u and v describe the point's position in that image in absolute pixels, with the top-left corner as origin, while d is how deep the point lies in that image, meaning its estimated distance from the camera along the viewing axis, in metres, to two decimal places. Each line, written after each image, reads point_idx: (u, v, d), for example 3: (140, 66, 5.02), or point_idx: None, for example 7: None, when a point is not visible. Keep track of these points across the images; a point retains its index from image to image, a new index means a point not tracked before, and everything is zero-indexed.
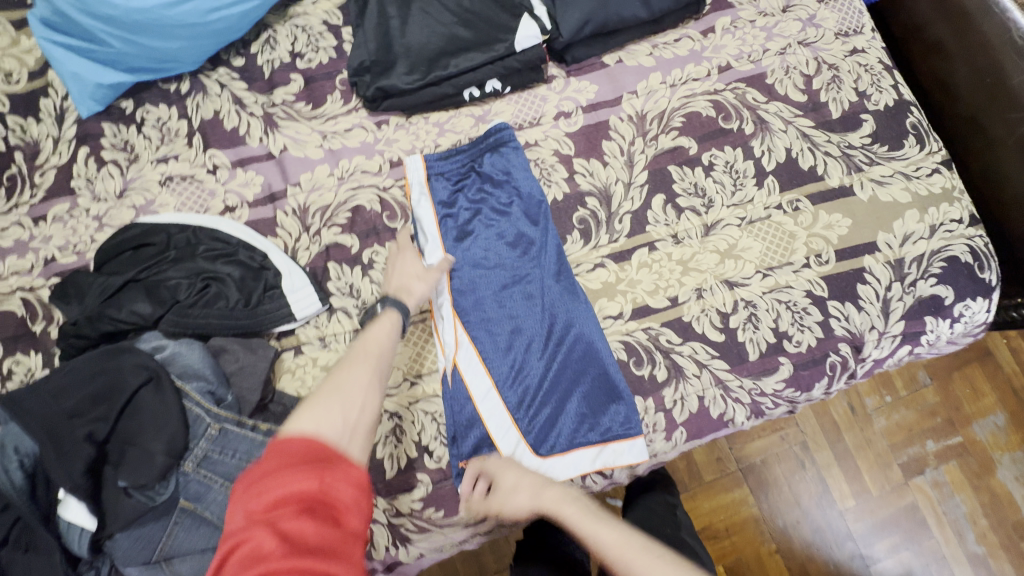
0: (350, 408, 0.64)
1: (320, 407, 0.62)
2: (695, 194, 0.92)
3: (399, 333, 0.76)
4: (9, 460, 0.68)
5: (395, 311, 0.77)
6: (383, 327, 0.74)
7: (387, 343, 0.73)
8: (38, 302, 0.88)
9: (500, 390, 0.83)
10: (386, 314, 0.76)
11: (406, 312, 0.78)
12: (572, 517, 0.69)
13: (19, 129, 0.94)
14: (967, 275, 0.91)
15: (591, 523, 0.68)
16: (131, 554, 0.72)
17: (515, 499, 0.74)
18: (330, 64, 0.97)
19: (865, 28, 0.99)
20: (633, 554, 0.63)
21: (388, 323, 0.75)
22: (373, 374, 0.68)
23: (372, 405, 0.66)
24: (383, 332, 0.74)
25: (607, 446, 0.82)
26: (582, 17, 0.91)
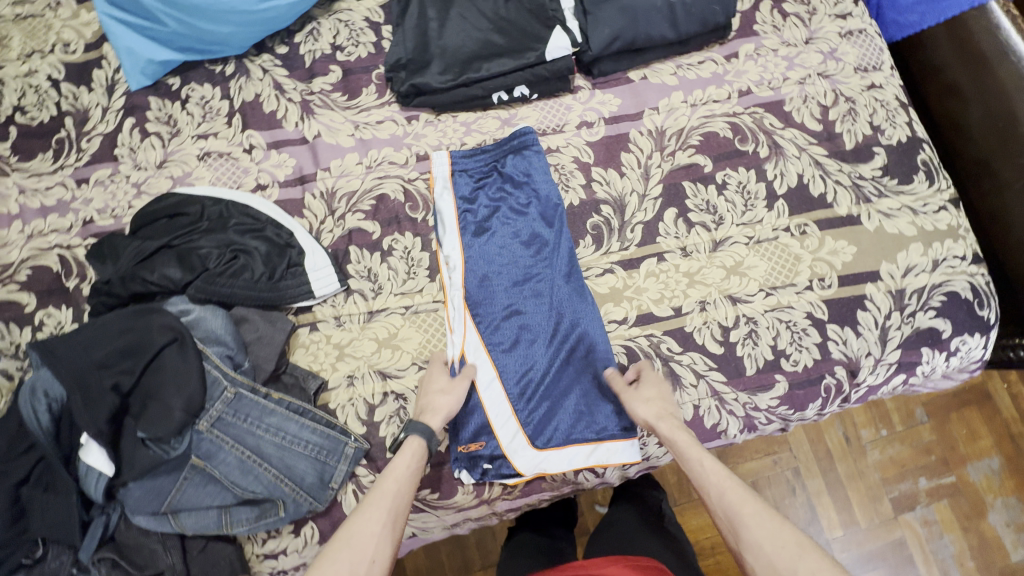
0: (359, 561, 0.63)
1: (331, 566, 0.62)
2: (706, 211, 0.96)
3: (421, 463, 0.76)
4: (39, 404, 0.73)
5: (418, 438, 0.77)
6: (404, 458, 0.75)
7: (406, 477, 0.73)
8: (74, 260, 0.93)
9: (503, 381, 0.86)
10: (409, 442, 0.77)
11: (430, 435, 0.78)
12: (679, 441, 0.75)
13: (71, 96, 1.00)
14: (966, 311, 0.93)
15: (694, 452, 0.73)
16: (141, 503, 0.76)
17: (635, 410, 0.81)
18: (368, 58, 1.02)
19: (885, 65, 1.02)
20: (727, 488, 0.68)
21: (410, 453, 0.76)
22: (388, 519, 0.68)
23: (384, 554, 0.65)
24: (403, 464, 0.74)
25: (601, 443, 0.86)
26: (611, 33, 0.95)
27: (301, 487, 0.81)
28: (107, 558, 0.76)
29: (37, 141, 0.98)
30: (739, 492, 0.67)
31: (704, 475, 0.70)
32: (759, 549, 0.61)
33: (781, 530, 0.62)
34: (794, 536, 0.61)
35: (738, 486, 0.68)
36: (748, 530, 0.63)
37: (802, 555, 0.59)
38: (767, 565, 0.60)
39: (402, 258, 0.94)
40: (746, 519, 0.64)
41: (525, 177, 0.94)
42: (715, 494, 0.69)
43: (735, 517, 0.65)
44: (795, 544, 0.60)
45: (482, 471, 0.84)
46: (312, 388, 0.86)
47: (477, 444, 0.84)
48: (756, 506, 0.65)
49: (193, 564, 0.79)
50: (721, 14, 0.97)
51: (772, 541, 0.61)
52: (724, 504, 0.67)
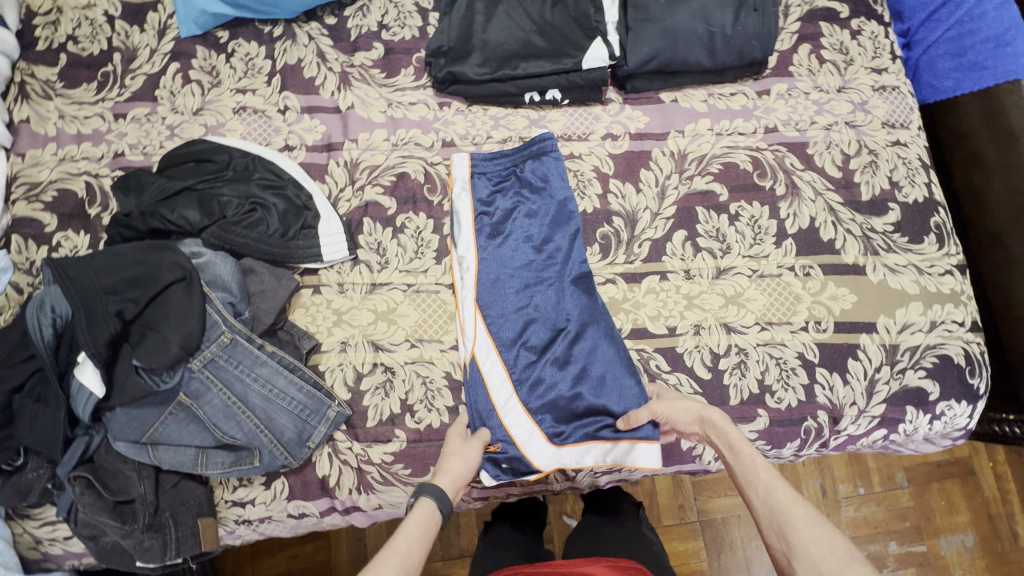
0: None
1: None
2: (715, 238, 0.97)
3: (431, 526, 0.70)
4: (45, 318, 0.76)
5: (430, 500, 0.72)
6: (416, 519, 0.69)
7: (415, 539, 0.67)
8: (99, 189, 0.96)
9: (516, 383, 0.87)
10: (424, 502, 0.72)
11: (442, 498, 0.73)
12: (732, 438, 0.77)
13: (123, 34, 1.03)
14: (957, 377, 0.94)
15: (746, 449, 0.75)
16: (125, 429, 0.79)
17: (679, 413, 0.83)
18: (411, 41, 1.05)
19: (912, 124, 1.04)
20: (778, 489, 0.70)
21: (422, 514, 0.70)
22: None
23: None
24: (414, 524, 0.69)
25: (619, 443, 0.87)
26: (649, 53, 0.97)
27: (280, 441, 0.83)
28: (82, 478, 0.77)
29: (83, 71, 1.01)
30: (789, 495, 0.69)
31: (755, 473, 0.72)
32: (805, 551, 0.63)
33: (832, 538, 0.63)
34: (843, 545, 0.62)
35: (788, 488, 0.70)
36: (796, 532, 0.65)
37: (849, 564, 0.60)
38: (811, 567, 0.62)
39: (412, 237, 0.96)
40: (795, 521, 0.66)
41: (545, 177, 0.96)
42: (763, 492, 0.70)
43: (782, 517, 0.67)
44: (845, 554, 0.62)
45: (502, 469, 0.86)
46: (305, 347, 0.89)
47: (495, 445, 0.85)
48: (805, 510, 0.67)
49: (163, 498, 0.81)
50: (759, 51, 0.98)
51: (821, 547, 0.63)
52: (771, 502, 0.69)
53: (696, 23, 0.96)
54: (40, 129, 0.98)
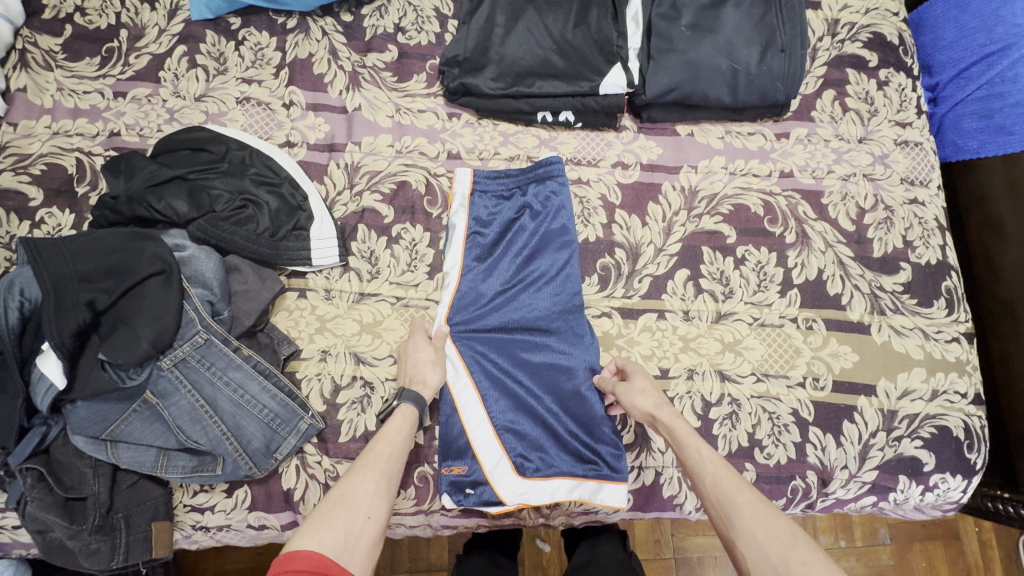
0: (356, 515, 0.65)
1: (325, 521, 0.63)
2: (718, 280, 0.94)
3: (411, 427, 0.78)
4: (11, 300, 0.72)
5: (410, 406, 0.78)
6: (397, 423, 0.77)
7: (398, 440, 0.75)
8: (90, 167, 0.93)
9: (492, 410, 0.84)
10: (401, 408, 0.78)
11: (419, 403, 0.79)
12: (678, 431, 0.76)
13: (133, 11, 1.00)
14: (954, 450, 0.90)
15: (692, 442, 0.74)
16: (84, 423, 0.75)
17: (633, 403, 0.79)
18: (426, 47, 1.02)
19: (932, 183, 1.01)
20: (723, 478, 0.70)
21: (402, 419, 0.77)
22: (380, 483, 0.70)
23: (377, 514, 0.67)
24: (394, 428, 0.76)
25: (589, 481, 0.83)
26: (668, 84, 0.94)
27: (245, 449, 0.80)
28: (34, 469, 0.74)
29: (88, 45, 0.98)
30: (737, 484, 0.69)
31: (702, 466, 0.72)
32: (752, 537, 0.64)
33: (773, 522, 0.64)
34: (788, 528, 0.63)
35: (735, 478, 0.70)
36: (742, 518, 0.66)
37: (792, 546, 0.61)
38: (757, 551, 0.63)
39: (406, 249, 0.93)
40: (741, 508, 0.67)
41: (552, 201, 0.92)
42: (710, 483, 0.70)
43: (729, 505, 0.68)
44: (787, 536, 0.63)
45: (464, 495, 0.83)
46: (284, 353, 0.85)
47: (461, 468, 0.83)
48: (750, 496, 0.68)
49: (118, 498, 0.77)
50: (782, 93, 0.95)
51: (766, 532, 0.64)
52: (718, 491, 0.69)
53: (720, 58, 0.93)
54: (36, 100, 0.95)
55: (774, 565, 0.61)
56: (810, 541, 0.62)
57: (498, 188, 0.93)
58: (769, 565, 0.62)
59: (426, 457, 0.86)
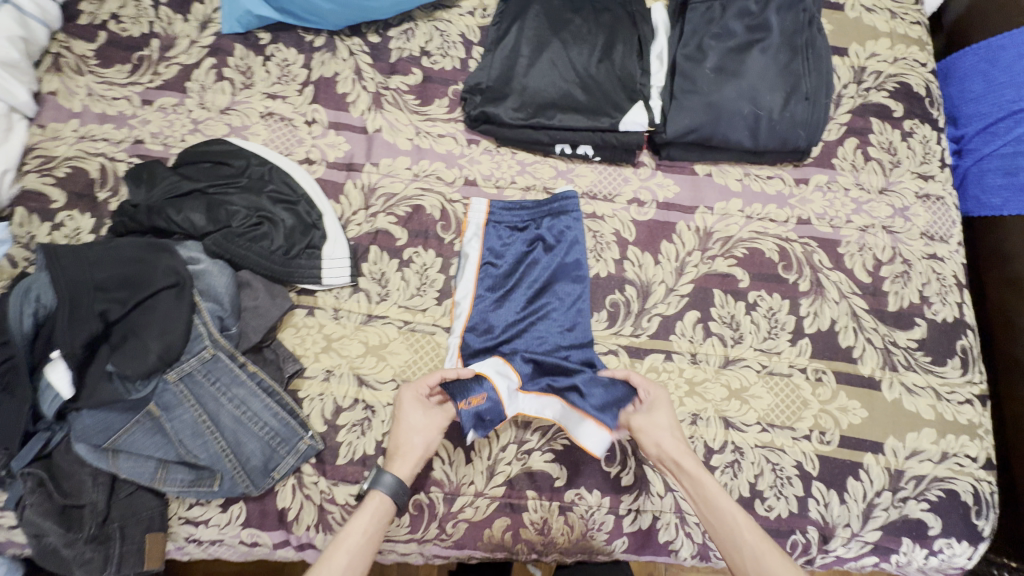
0: None
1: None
2: (728, 324, 0.93)
3: (382, 517, 0.74)
4: (27, 306, 0.74)
5: (381, 493, 0.75)
6: (367, 514, 0.73)
7: (363, 539, 0.71)
8: (112, 172, 0.94)
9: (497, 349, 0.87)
10: (374, 498, 0.75)
11: (396, 489, 0.75)
12: (710, 489, 0.75)
13: (166, 22, 1.02)
14: (960, 515, 0.88)
15: (730, 507, 0.74)
16: (88, 432, 0.76)
17: (653, 439, 0.80)
18: (450, 72, 1.02)
19: (952, 239, 0.99)
20: (764, 557, 0.71)
21: (372, 508, 0.74)
22: None
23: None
24: (360, 523, 0.73)
25: (575, 411, 0.83)
26: (689, 125, 0.94)
27: (244, 467, 0.80)
28: (34, 475, 0.74)
29: (120, 52, 1.00)
30: (777, 560, 0.70)
31: (739, 531, 0.73)
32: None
33: None
34: None
35: (776, 553, 0.71)
36: None
37: None
38: None
39: (416, 273, 0.93)
40: None
41: (565, 236, 0.92)
42: (748, 556, 0.71)
43: None
44: None
45: (483, 425, 0.81)
46: (288, 371, 0.86)
47: (478, 398, 0.79)
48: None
49: (114, 508, 0.77)
50: (804, 140, 0.94)
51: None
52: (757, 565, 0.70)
53: (742, 103, 0.93)
54: (66, 103, 0.97)
55: None
56: None
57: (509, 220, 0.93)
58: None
59: (422, 487, 0.85)
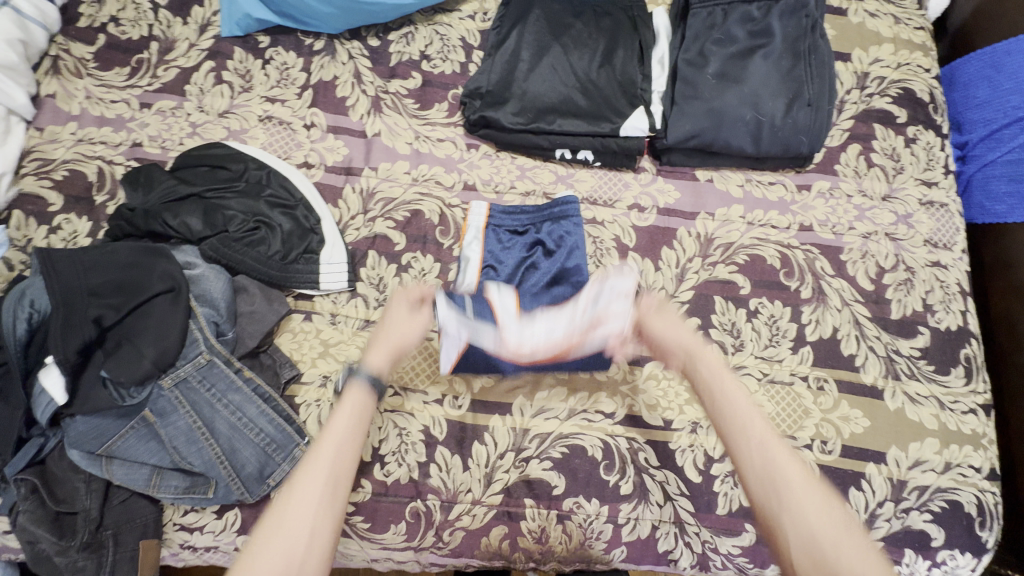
0: (292, 554, 0.54)
1: (260, 554, 0.54)
2: (729, 332, 0.92)
3: (365, 410, 0.66)
4: (21, 311, 0.74)
5: (363, 385, 0.67)
6: (347, 407, 0.65)
7: (343, 431, 0.63)
8: (110, 175, 0.94)
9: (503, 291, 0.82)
10: (354, 390, 0.67)
11: (377, 383, 0.69)
12: (719, 380, 0.66)
13: (165, 25, 1.02)
14: (964, 526, 0.87)
15: (739, 399, 0.63)
16: (81, 438, 0.75)
17: (664, 333, 0.72)
18: (450, 76, 1.02)
19: (956, 246, 0.98)
20: (776, 450, 0.58)
21: (351, 397, 0.66)
22: (320, 490, 0.58)
23: (325, 528, 0.57)
24: (341, 416, 0.64)
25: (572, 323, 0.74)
26: (690, 130, 0.93)
27: (239, 474, 0.79)
28: (28, 480, 0.74)
29: (119, 55, 1.00)
30: (790, 458, 0.58)
31: (748, 420, 0.61)
32: (804, 521, 0.54)
33: (834, 515, 0.54)
34: (843, 520, 0.54)
35: (790, 452, 0.59)
36: (798, 506, 0.55)
37: (839, 531, 0.53)
38: (809, 543, 0.53)
39: (414, 278, 0.92)
40: (796, 493, 0.56)
41: (564, 240, 0.91)
42: (756, 449, 0.59)
43: (780, 485, 0.56)
44: (842, 527, 0.54)
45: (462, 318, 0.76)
46: (284, 376, 0.85)
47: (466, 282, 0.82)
48: (806, 477, 0.57)
49: (108, 514, 0.77)
50: (807, 146, 0.94)
51: (821, 512, 0.54)
52: (767, 461, 0.58)
53: (744, 109, 0.92)
54: (65, 106, 0.97)
55: (818, 552, 0.53)
56: (852, 524, 0.55)
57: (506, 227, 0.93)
58: (821, 550, 0.53)
59: (419, 494, 0.84)
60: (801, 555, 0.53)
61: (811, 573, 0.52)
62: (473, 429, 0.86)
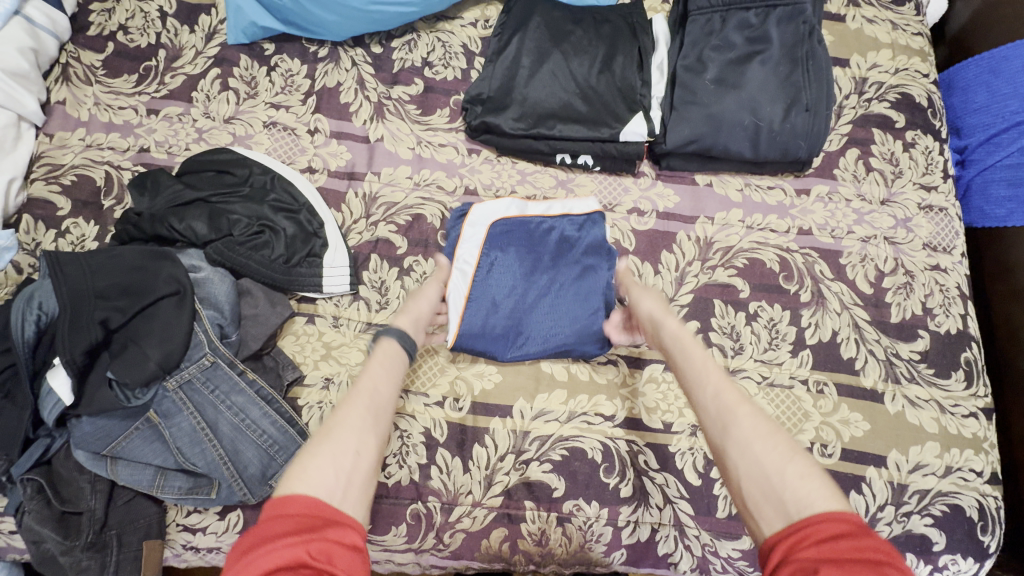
0: (342, 453, 0.58)
1: (315, 456, 0.57)
2: (728, 335, 0.92)
3: (397, 362, 0.72)
4: (30, 313, 0.75)
5: (393, 338, 0.74)
6: (380, 354, 0.71)
7: (381, 373, 0.69)
8: (118, 180, 0.96)
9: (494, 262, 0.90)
10: (387, 342, 0.73)
11: (404, 337, 0.75)
12: (683, 340, 0.73)
13: (172, 33, 1.04)
14: (966, 530, 0.86)
15: (699, 354, 0.70)
16: (87, 439, 0.76)
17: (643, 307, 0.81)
18: (452, 83, 1.03)
19: (955, 250, 0.98)
20: (724, 389, 0.63)
21: (384, 349, 0.72)
22: (365, 414, 0.63)
23: (368, 448, 0.61)
24: (379, 361, 0.70)
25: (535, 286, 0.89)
26: (689, 135, 0.94)
27: (241, 475, 0.79)
28: (35, 480, 0.75)
29: (128, 62, 1.02)
30: (734, 393, 0.63)
31: (705, 371, 0.66)
32: (748, 448, 0.58)
33: (775, 438, 0.58)
34: (781, 443, 0.57)
35: (735, 389, 0.63)
36: (741, 431, 0.59)
37: (784, 455, 0.56)
38: (753, 463, 0.57)
39: (416, 282, 0.93)
40: (739, 421, 0.60)
41: (579, 244, 0.92)
42: (710, 391, 0.64)
43: (728, 415, 0.61)
44: (785, 450, 0.56)
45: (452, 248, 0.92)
46: (287, 379, 0.86)
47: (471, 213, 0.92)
48: (750, 407, 0.61)
49: (112, 515, 0.78)
50: (805, 151, 0.94)
51: (766, 443, 0.57)
52: (716, 399, 0.63)
53: (743, 114, 0.93)
54: (74, 112, 0.99)
55: (766, 474, 0.55)
56: (801, 453, 0.56)
57: (524, 233, 0.92)
58: (764, 476, 0.55)
59: (419, 497, 0.85)
60: (746, 481, 0.56)
61: (760, 499, 0.55)
62: (473, 431, 0.87)
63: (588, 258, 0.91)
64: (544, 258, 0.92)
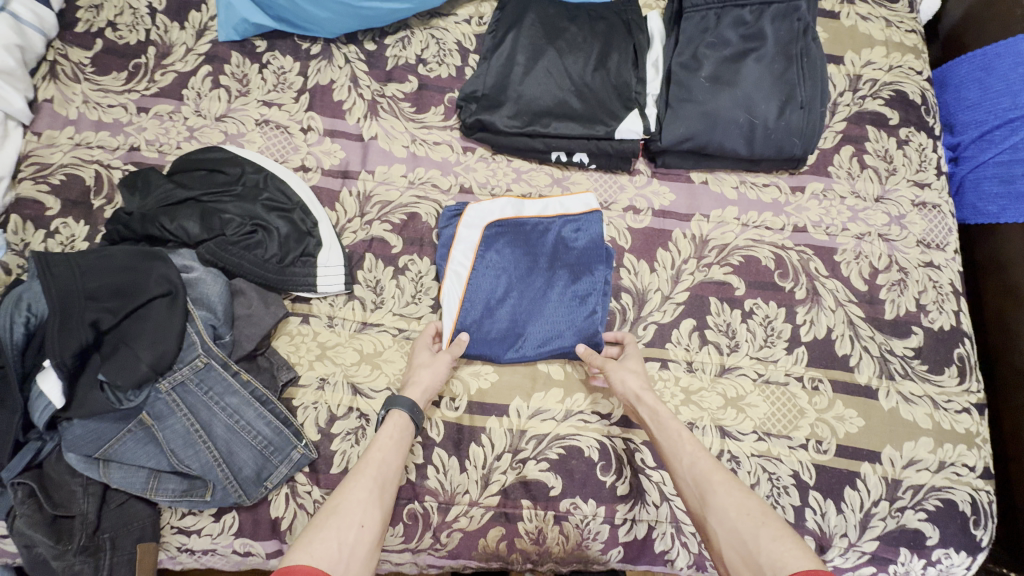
0: (349, 526, 0.64)
1: (322, 533, 0.62)
2: (724, 333, 0.93)
3: (407, 435, 0.77)
4: (18, 315, 0.74)
5: (402, 412, 0.77)
6: (389, 430, 0.76)
7: (386, 451, 0.74)
8: (108, 179, 0.94)
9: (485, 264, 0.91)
10: (395, 416, 0.77)
11: (413, 409, 0.78)
12: (660, 412, 0.79)
13: (162, 29, 1.02)
14: (959, 524, 0.87)
15: (674, 426, 0.77)
16: (79, 441, 0.75)
17: (621, 378, 0.84)
18: (446, 80, 1.02)
19: (948, 247, 0.99)
20: (700, 461, 0.72)
21: (394, 423, 0.77)
22: (372, 491, 0.69)
23: (372, 521, 0.66)
24: (386, 437, 0.75)
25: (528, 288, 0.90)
26: (684, 133, 0.94)
27: (236, 477, 0.79)
28: (25, 484, 0.74)
29: (117, 59, 1.00)
30: (710, 463, 0.71)
31: (678, 445, 0.75)
32: (726, 517, 0.65)
33: (746, 502, 0.66)
34: (756, 505, 0.65)
35: (710, 459, 0.72)
36: (719, 500, 0.67)
37: (761, 521, 0.63)
38: (729, 529, 0.64)
39: (411, 281, 0.92)
40: (716, 492, 0.68)
41: (575, 244, 0.92)
42: (688, 465, 0.72)
43: (705, 485, 0.69)
44: (759, 515, 0.64)
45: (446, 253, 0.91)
46: (282, 379, 0.85)
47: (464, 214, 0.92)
48: (724, 477, 0.69)
49: (105, 518, 0.77)
50: (799, 148, 0.95)
51: (738, 511, 0.65)
52: (693, 471, 0.71)
53: (737, 111, 0.93)
54: (62, 110, 0.97)
55: (746, 542, 0.62)
56: (776, 517, 0.63)
57: (518, 234, 0.92)
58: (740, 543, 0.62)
59: (416, 496, 0.85)
60: (727, 547, 0.64)
61: (740, 565, 0.62)
62: (470, 431, 0.87)
63: (581, 258, 0.91)
64: (540, 258, 0.92)
